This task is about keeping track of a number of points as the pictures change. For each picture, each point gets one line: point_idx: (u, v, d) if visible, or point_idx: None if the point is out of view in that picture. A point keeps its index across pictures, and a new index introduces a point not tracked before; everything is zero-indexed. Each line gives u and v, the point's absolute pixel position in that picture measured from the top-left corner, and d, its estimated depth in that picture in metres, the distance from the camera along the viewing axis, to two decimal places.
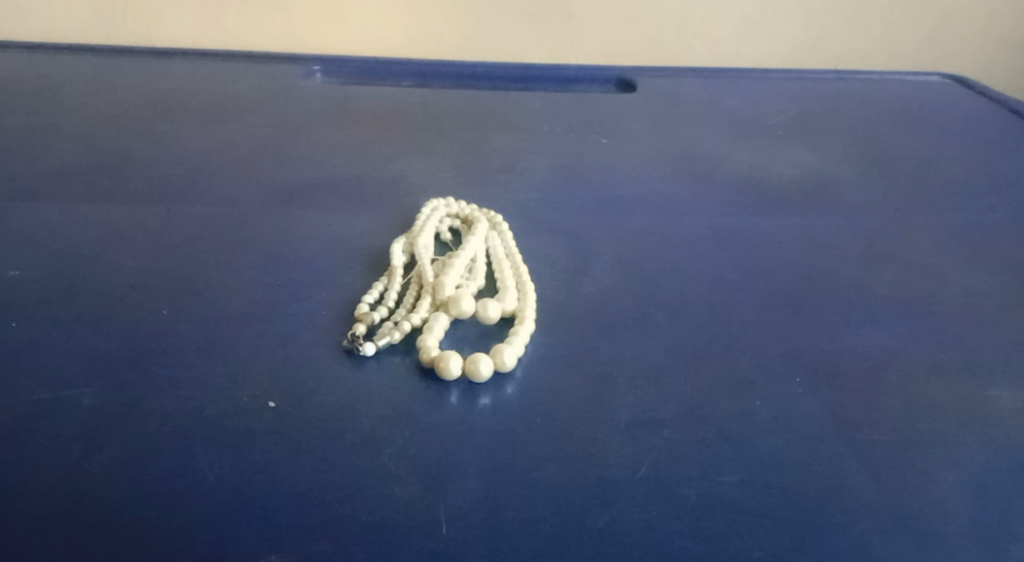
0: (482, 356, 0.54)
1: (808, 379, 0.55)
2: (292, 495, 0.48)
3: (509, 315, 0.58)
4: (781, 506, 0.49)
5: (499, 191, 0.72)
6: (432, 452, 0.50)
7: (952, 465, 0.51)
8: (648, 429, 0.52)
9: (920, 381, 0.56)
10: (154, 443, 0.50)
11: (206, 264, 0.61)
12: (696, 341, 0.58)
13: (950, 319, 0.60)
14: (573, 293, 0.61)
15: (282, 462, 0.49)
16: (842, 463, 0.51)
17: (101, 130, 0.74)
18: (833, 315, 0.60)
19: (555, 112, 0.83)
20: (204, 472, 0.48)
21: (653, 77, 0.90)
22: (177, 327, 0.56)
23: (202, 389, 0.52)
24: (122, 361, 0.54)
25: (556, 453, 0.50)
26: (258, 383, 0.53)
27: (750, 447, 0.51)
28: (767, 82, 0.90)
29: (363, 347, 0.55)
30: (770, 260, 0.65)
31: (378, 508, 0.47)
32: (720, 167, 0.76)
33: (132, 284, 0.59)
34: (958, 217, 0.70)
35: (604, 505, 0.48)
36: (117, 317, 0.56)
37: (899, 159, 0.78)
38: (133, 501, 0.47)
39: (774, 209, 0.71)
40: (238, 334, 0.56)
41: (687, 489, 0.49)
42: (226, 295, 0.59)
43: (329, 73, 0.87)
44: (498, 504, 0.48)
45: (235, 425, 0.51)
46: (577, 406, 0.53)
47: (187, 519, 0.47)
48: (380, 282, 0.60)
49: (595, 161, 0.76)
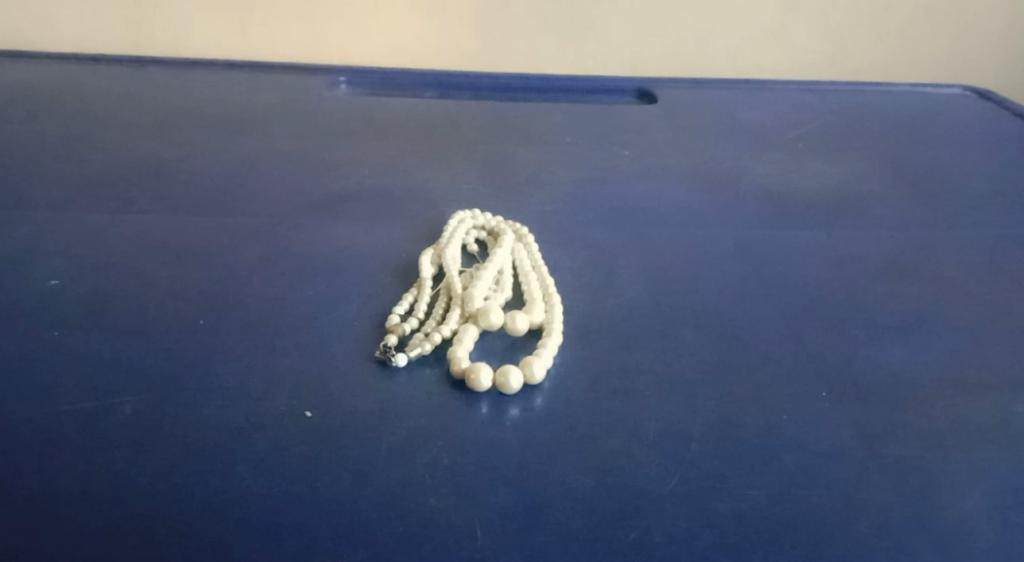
0: (512, 368, 0.55)
1: (833, 393, 0.56)
2: (328, 505, 0.49)
3: (537, 328, 0.59)
4: (809, 519, 0.49)
5: (524, 203, 0.73)
6: (465, 463, 0.51)
7: (979, 481, 0.51)
8: (677, 442, 0.53)
9: (944, 396, 0.56)
10: (194, 452, 0.51)
11: (238, 274, 0.62)
12: (722, 353, 0.58)
13: (973, 333, 0.61)
14: (600, 305, 0.62)
15: (317, 473, 0.50)
16: (868, 476, 0.52)
17: (132, 140, 0.76)
18: (858, 329, 0.61)
19: (576, 124, 0.84)
20: (244, 480, 0.49)
21: (674, 89, 0.90)
22: (213, 337, 0.57)
23: (238, 399, 0.53)
24: (160, 370, 0.55)
25: (586, 465, 0.51)
26: (292, 393, 0.54)
27: (778, 461, 0.52)
28: (787, 94, 0.91)
29: (395, 358, 0.56)
30: (794, 273, 0.66)
31: (412, 519, 0.48)
32: (742, 180, 0.77)
33: (167, 294, 0.60)
34: (978, 231, 0.71)
35: (635, 517, 0.49)
36: (154, 327, 0.58)
37: (920, 173, 0.79)
38: (176, 508, 0.48)
39: (796, 223, 0.71)
40: (272, 344, 0.57)
41: (716, 501, 0.50)
42: (258, 306, 0.60)
43: (353, 84, 0.88)
44: (531, 515, 0.49)
45: (272, 434, 0.52)
46: (605, 418, 0.54)
47: (229, 527, 0.48)
48: (410, 294, 0.61)
49: (617, 174, 0.76)
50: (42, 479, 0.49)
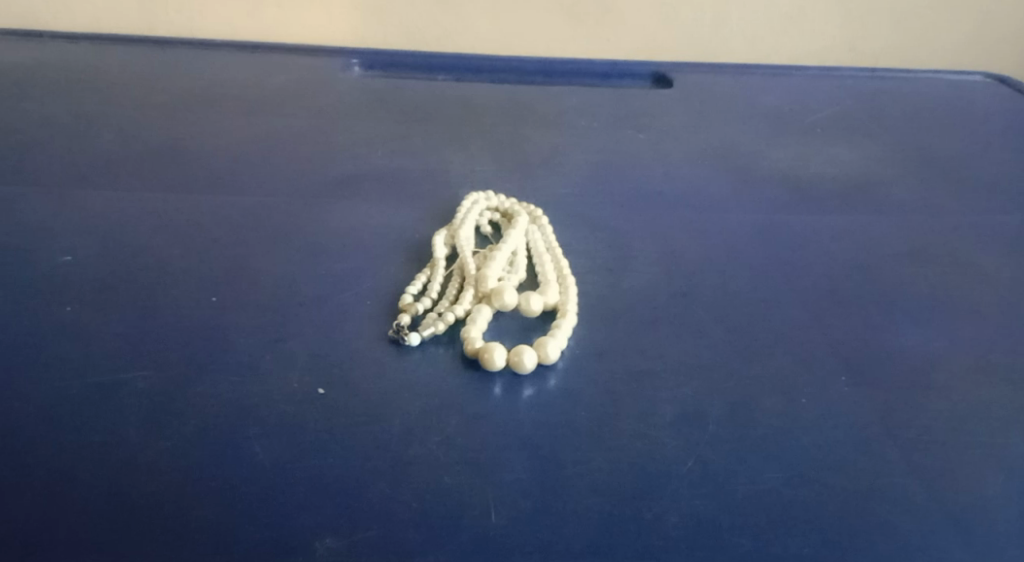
0: (527, 348, 0.54)
1: (853, 379, 0.55)
2: (339, 485, 0.48)
3: (552, 309, 0.59)
4: (828, 504, 0.49)
5: (537, 186, 0.72)
6: (478, 444, 0.50)
7: (999, 468, 0.51)
8: (693, 425, 0.52)
9: (964, 382, 0.55)
10: (205, 430, 0.50)
11: (250, 253, 0.62)
12: (738, 337, 0.58)
13: (994, 319, 0.60)
14: (615, 287, 0.61)
15: (329, 452, 0.50)
16: (888, 461, 0.51)
17: (145, 120, 0.75)
18: (875, 313, 0.60)
19: (591, 107, 0.83)
20: (255, 457, 0.49)
21: (690, 74, 0.89)
22: (225, 316, 0.57)
23: (249, 377, 0.53)
24: (173, 348, 0.54)
25: (601, 448, 0.51)
26: (303, 372, 0.53)
27: (795, 446, 0.51)
28: (805, 78, 0.90)
29: (409, 337, 0.55)
30: (811, 257, 0.65)
31: (425, 498, 0.48)
32: (759, 164, 0.76)
33: (178, 272, 0.60)
34: (999, 217, 0.70)
35: (651, 499, 0.48)
36: (166, 304, 0.57)
37: (940, 159, 0.77)
38: (187, 485, 0.48)
39: (813, 207, 0.71)
40: (284, 323, 0.56)
41: (733, 485, 0.49)
42: (271, 285, 0.59)
43: (366, 66, 0.87)
44: (547, 496, 0.48)
45: (284, 412, 0.51)
46: (620, 400, 0.53)
47: (239, 504, 0.47)
48: (423, 273, 0.61)
49: (632, 157, 0.76)
50: (53, 454, 0.49)
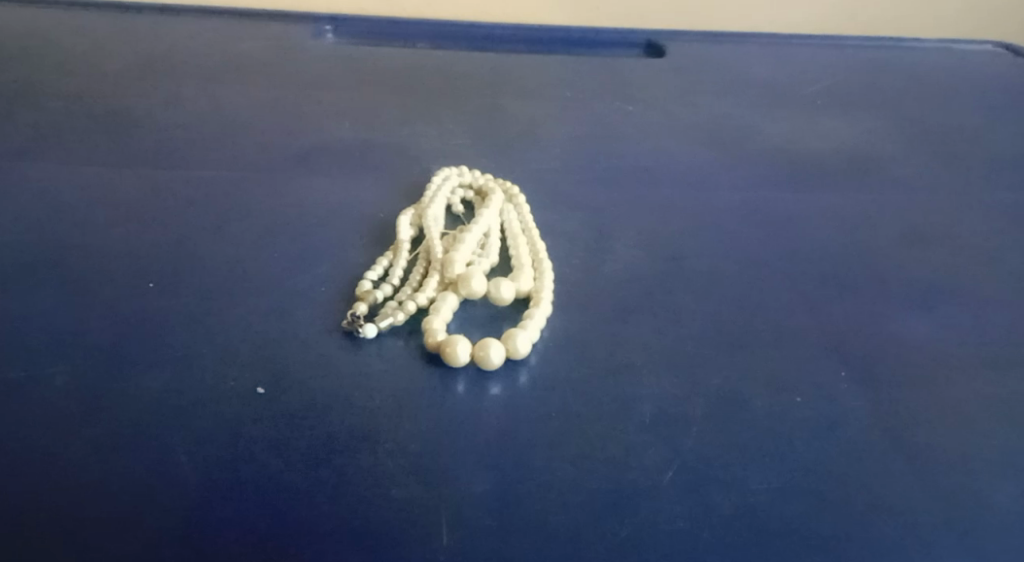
0: (494, 342, 0.49)
1: (852, 375, 0.51)
2: (275, 495, 0.44)
3: (524, 297, 0.54)
4: (822, 518, 0.45)
5: (516, 162, 0.67)
6: (436, 448, 0.46)
7: (1004, 476, 0.47)
8: (676, 427, 0.47)
9: (973, 380, 0.51)
10: (131, 430, 0.46)
11: (197, 235, 0.57)
12: (729, 328, 0.53)
13: (1005, 309, 0.55)
14: (595, 272, 0.56)
15: (267, 457, 0.45)
16: (889, 471, 0.47)
17: (96, 89, 0.70)
18: (875, 300, 0.55)
19: (576, 78, 0.78)
20: (184, 461, 0.45)
21: (684, 43, 0.84)
22: (164, 303, 0.52)
23: (185, 372, 0.48)
24: (103, 339, 0.50)
25: (574, 454, 0.46)
26: (245, 365, 0.49)
27: (781, 448, 0.47)
28: (806, 48, 0.84)
29: (364, 328, 0.50)
30: (810, 241, 0.60)
31: (371, 510, 0.44)
32: (755, 140, 0.71)
33: (118, 256, 0.55)
34: (1010, 197, 0.65)
35: (627, 513, 0.44)
36: (101, 291, 0.53)
37: (947, 134, 0.73)
38: (106, 492, 0.44)
39: (810, 184, 0.66)
40: (229, 312, 0.52)
41: (719, 496, 0.45)
42: (219, 270, 0.54)
43: (340, 34, 0.82)
44: (511, 509, 0.44)
45: (221, 411, 0.47)
46: (597, 398, 0.49)
47: (163, 513, 0.43)
48: (385, 257, 0.56)
49: (619, 131, 0.70)
50: None
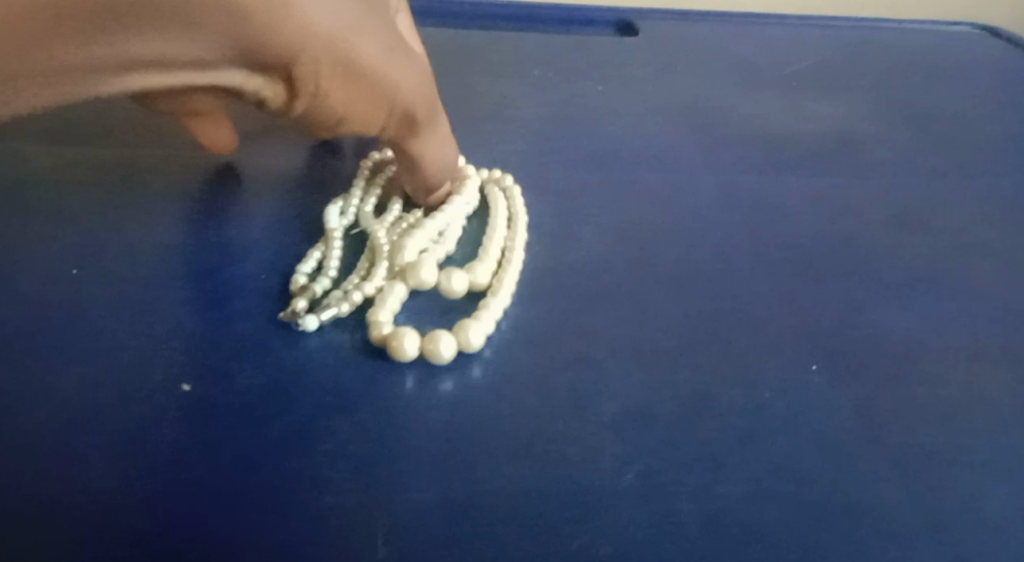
0: (444, 335, 0.47)
1: (826, 368, 0.48)
2: (195, 505, 0.41)
3: (480, 289, 0.51)
4: (791, 525, 0.42)
5: (478, 142, 0.64)
6: (377, 450, 0.43)
7: (983, 485, 0.44)
8: (637, 425, 0.45)
9: (953, 373, 0.48)
10: (46, 428, 0.43)
11: (131, 214, 0.53)
12: (697, 319, 0.50)
13: (986, 300, 0.53)
14: (556, 259, 0.53)
15: (192, 459, 0.42)
16: (865, 471, 0.44)
17: None
18: (850, 289, 0.53)
19: (544, 55, 0.75)
20: (101, 461, 0.42)
21: (657, 21, 0.81)
22: (90, 291, 0.49)
23: (110, 366, 0.46)
24: (24, 329, 0.47)
25: (528, 456, 0.43)
26: (176, 359, 0.46)
27: (747, 446, 0.44)
28: (784, 27, 0.81)
29: (305, 321, 0.47)
30: (783, 226, 0.57)
31: (299, 521, 0.41)
32: (728, 120, 0.68)
33: (43, 238, 0.51)
34: (991, 182, 0.62)
35: (582, 520, 0.41)
36: (23, 276, 0.49)
37: (927, 118, 0.70)
38: (17, 495, 0.41)
39: (788, 167, 0.63)
40: (161, 301, 0.49)
41: (681, 502, 0.42)
42: (151, 255, 0.51)
43: None
44: (458, 516, 0.41)
45: (144, 408, 0.44)
46: (554, 394, 0.46)
47: (78, 517, 0.41)
48: (318, 249, 0.52)
49: (587, 111, 0.67)
50: None
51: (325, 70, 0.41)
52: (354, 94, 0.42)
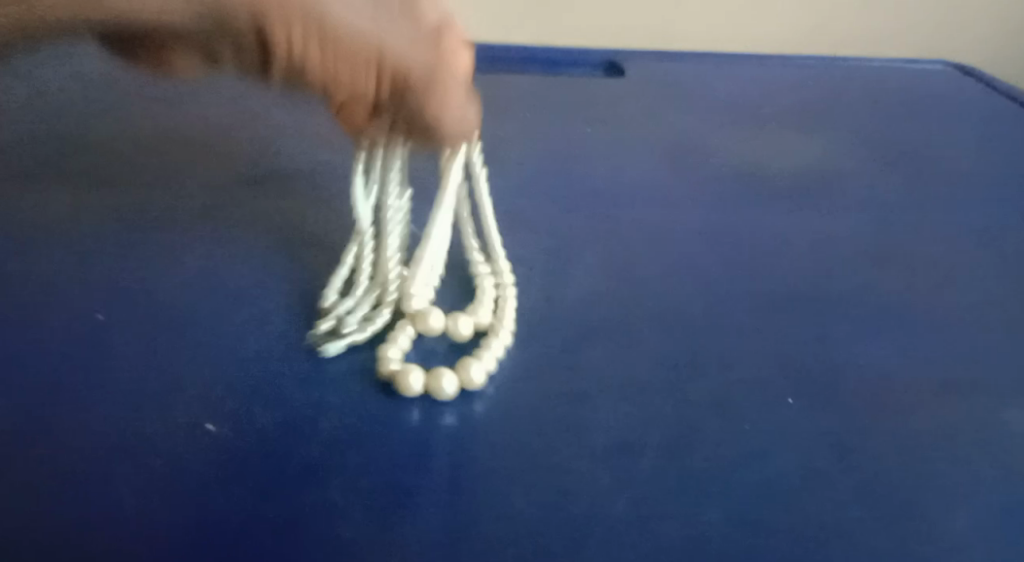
0: (446, 372, 0.50)
1: (804, 400, 0.51)
2: (214, 536, 0.44)
3: (483, 331, 0.54)
4: (774, 545, 0.44)
5: None
6: (386, 483, 0.46)
7: (957, 505, 0.46)
8: (629, 456, 0.48)
9: (924, 402, 0.51)
10: (75, 463, 0.46)
11: (152, 267, 0.57)
12: (683, 354, 0.53)
13: (955, 332, 0.56)
14: (550, 297, 0.57)
15: (214, 492, 0.45)
16: (843, 495, 0.47)
17: (63, 112, 0.72)
18: (827, 323, 0.56)
19: (537, 97, 0.78)
20: (127, 494, 0.45)
21: (644, 62, 0.85)
22: (116, 336, 0.52)
23: (134, 405, 0.49)
24: (56, 371, 0.50)
25: (527, 487, 0.46)
26: (197, 399, 0.49)
27: (732, 473, 0.47)
28: (765, 67, 0.85)
29: (323, 349, 0.52)
30: (764, 262, 0.60)
31: (313, 549, 0.43)
32: (712, 159, 0.71)
33: (70, 290, 0.55)
34: (961, 218, 0.66)
35: (578, 545, 0.44)
36: (54, 324, 0.53)
37: (901, 154, 0.74)
38: (46, 525, 0.44)
39: (769, 204, 0.66)
40: (181, 345, 0.52)
41: (669, 526, 0.45)
42: (171, 303, 0.55)
43: None
44: (460, 543, 0.44)
45: (169, 445, 0.47)
46: (551, 428, 0.49)
47: (104, 546, 0.43)
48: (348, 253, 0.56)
49: (578, 151, 0.71)
50: None
51: (299, 35, 0.45)
52: (333, 52, 0.46)
